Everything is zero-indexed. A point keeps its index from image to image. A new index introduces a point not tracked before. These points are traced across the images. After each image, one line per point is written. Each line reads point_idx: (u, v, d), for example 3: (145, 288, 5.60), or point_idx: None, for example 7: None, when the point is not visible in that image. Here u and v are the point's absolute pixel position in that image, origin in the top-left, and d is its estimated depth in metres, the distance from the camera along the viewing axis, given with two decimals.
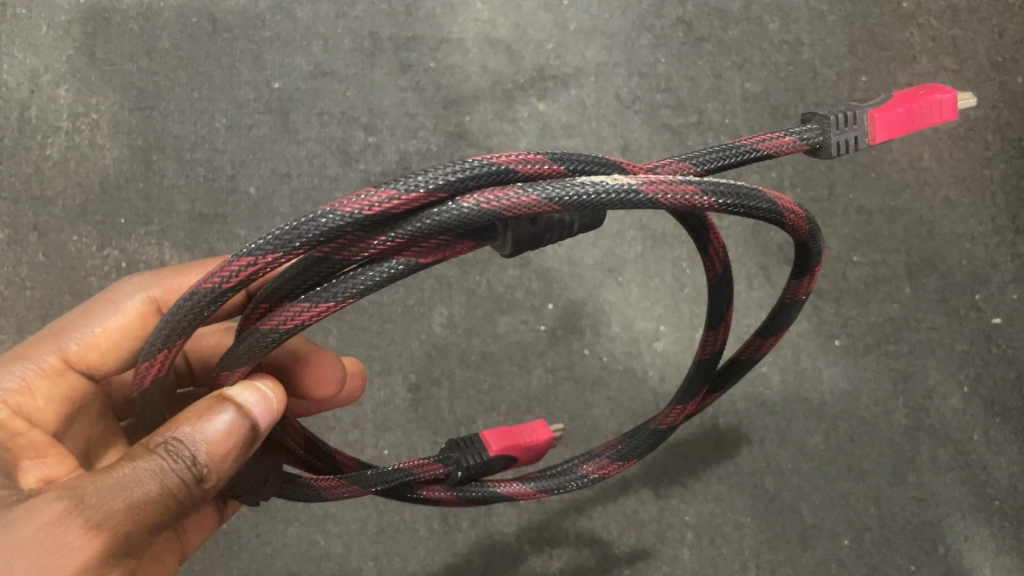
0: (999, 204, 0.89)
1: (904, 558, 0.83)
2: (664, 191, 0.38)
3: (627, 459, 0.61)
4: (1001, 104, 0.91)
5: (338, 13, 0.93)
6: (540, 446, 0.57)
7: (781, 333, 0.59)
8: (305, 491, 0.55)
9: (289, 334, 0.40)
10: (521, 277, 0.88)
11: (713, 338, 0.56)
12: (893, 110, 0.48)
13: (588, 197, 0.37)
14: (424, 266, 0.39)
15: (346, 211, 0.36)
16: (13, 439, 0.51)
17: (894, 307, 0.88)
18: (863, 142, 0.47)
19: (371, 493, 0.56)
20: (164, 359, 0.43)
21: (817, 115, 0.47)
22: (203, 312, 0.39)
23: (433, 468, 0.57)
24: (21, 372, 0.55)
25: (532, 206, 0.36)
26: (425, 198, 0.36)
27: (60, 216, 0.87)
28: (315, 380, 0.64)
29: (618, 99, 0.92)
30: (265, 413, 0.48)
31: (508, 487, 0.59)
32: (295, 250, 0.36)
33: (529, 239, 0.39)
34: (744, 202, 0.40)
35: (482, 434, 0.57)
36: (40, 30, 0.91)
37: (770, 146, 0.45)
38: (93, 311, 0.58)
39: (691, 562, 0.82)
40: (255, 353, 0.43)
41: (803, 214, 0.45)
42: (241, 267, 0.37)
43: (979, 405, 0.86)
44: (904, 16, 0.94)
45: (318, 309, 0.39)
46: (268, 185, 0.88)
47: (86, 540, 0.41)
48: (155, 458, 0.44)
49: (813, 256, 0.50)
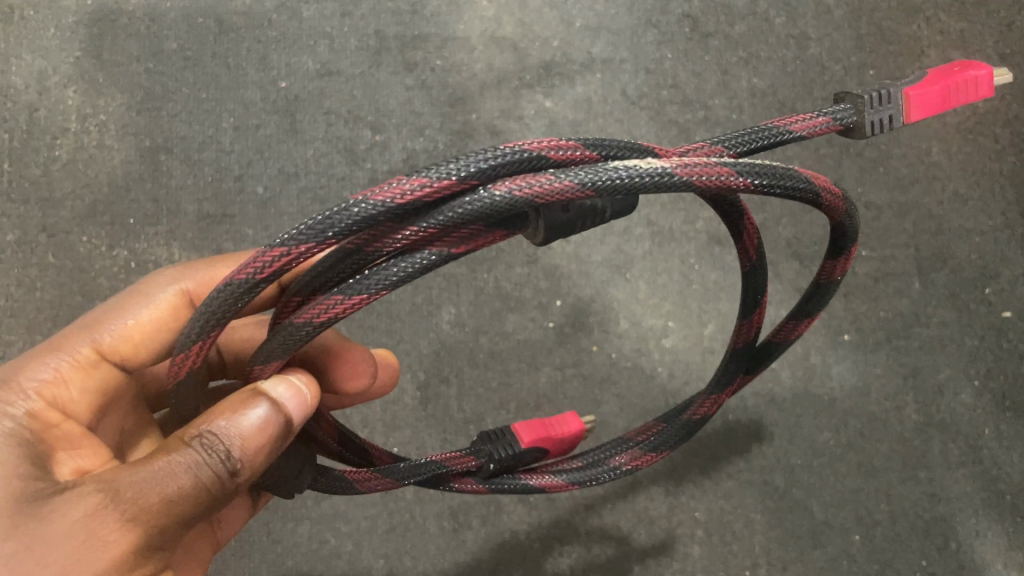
0: (1009, 198, 0.89)
1: (916, 554, 0.82)
2: (699, 174, 0.38)
3: (659, 450, 0.61)
4: (1010, 98, 0.91)
5: (343, 12, 0.93)
6: (570, 438, 0.58)
7: (815, 315, 0.58)
8: (338, 484, 0.56)
9: (322, 327, 0.40)
10: (529, 274, 0.87)
11: (748, 327, 0.56)
12: (929, 88, 0.48)
13: (622, 182, 0.36)
14: (455, 256, 0.39)
15: (377, 200, 0.36)
16: (48, 430, 0.50)
17: (903, 303, 0.87)
18: (898, 121, 0.47)
19: (405, 485, 0.56)
20: (198, 350, 0.43)
21: (850, 95, 0.47)
22: (236, 303, 0.39)
23: (463, 461, 0.57)
24: (54, 363, 0.54)
25: (565, 192, 0.36)
26: (457, 186, 0.36)
27: (69, 217, 0.87)
28: (349, 370, 0.64)
29: (624, 95, 0.92)
30: (299, 408, 0.48)
31: (539, 479, 0.59)
32: (328, 240, 0.36)
33: (561, 227, 0.39)
34: (778, 184, 0.40)
35: (513, 426, 0.58)
36: (48, 33, 0.91)
37: (802, 128, 0.45)
38: (125, 302, 0.58)
39: (702, 559, 0.82)
40: (288, 347, 0.43)
41: (840, 194, 0.44)
42: (272, 258, 0.37)
43: (989, 400, 0.86)
44: (911, 10, 0.93)
45: (350, 303, 0.39)
46: (276, 184, 0.88)
47: (122, 534, 0.42)
48: (190, 451, 0.44)
49: (850, 234, 0.50)
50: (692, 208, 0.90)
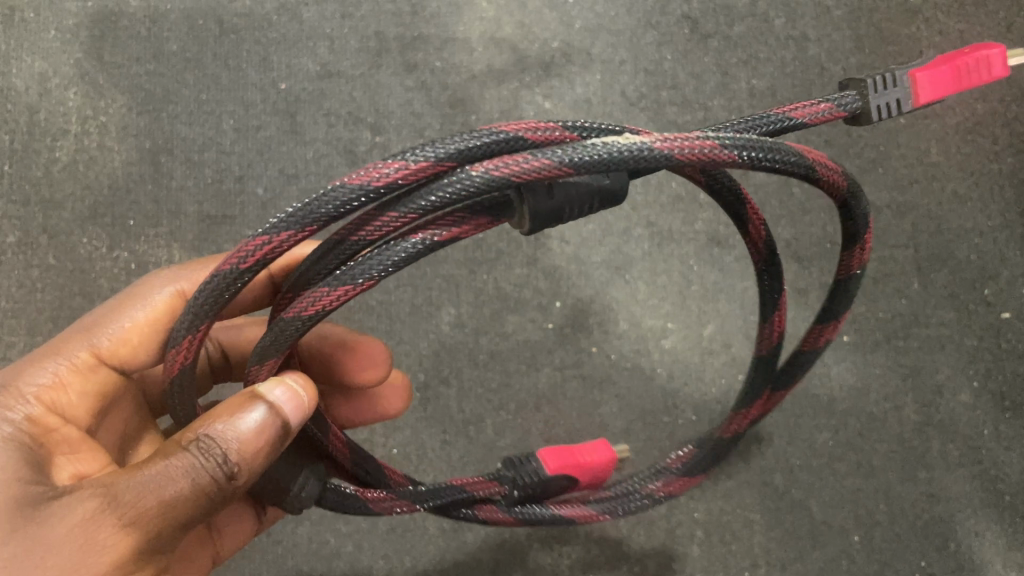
0: (1008, 198, 0.89)
1: (915, 554, 0.83)
2: (680, 148, 0.38)
3: (692, 474, 0.66)
4: (1010, 99, 0.91)
5: (344, 13, 0.93)
6: (601, 465, 0.58)
7: (842, 317, 0.59)
8: (354, 505, 0.56)
9: (312, 319, 0.43)
10: (529, 275, 0.88)
11: (769, 331, 0.57)
12: (938, 69, 0.48)
13: (600, 156, 0.37)
14: (437, 245, 0.41)
15: (355, 184, 0.38)
16: (47, 434, 0.50)
17: (902, 303, 0.88)
18: (908, 104, 0.48)
19: (424, 507, 0.57)
20: (190, 345, 0.45)
21: (855, 81, 0.48)
22: (224, 295, 0.41)
23: (487, 486, 0.58)
24: (53, 367, 0.55)
25: (541, 170, 0.37)
26: (432, 168, 0.38)
27: (70, 218, 0.88)
28: (361, 372, 0.66)
29: (624, 96, 0.92)
30: (296, 411, 0.48)
31: (570, 509, 0.61)
32: (309, 227, 0.39)
33: (546, 214, 0.39)
34: (767, 156, 0.40)
35: (538, 452, 0.58)
36: (49, 34, 0.92)
37: (803, 114, 0.46)
38: (122, 304, 0.58)
39: (701, 559, 0.82)
40: (280, 343, 0.45)
41: (839, 170, 0.45)
42: (256, 247, 0.39)
43: (988, 401, 0.86)
44: (911, 11, 0.93)
45: (337, 294, 0.41)
46: (277, 186, 0.88)
47: (120, 538, 0.42)
48: (187, 455, 0.44)
49: (860, 216, 0.49)
50: (691, 209, 0.90)
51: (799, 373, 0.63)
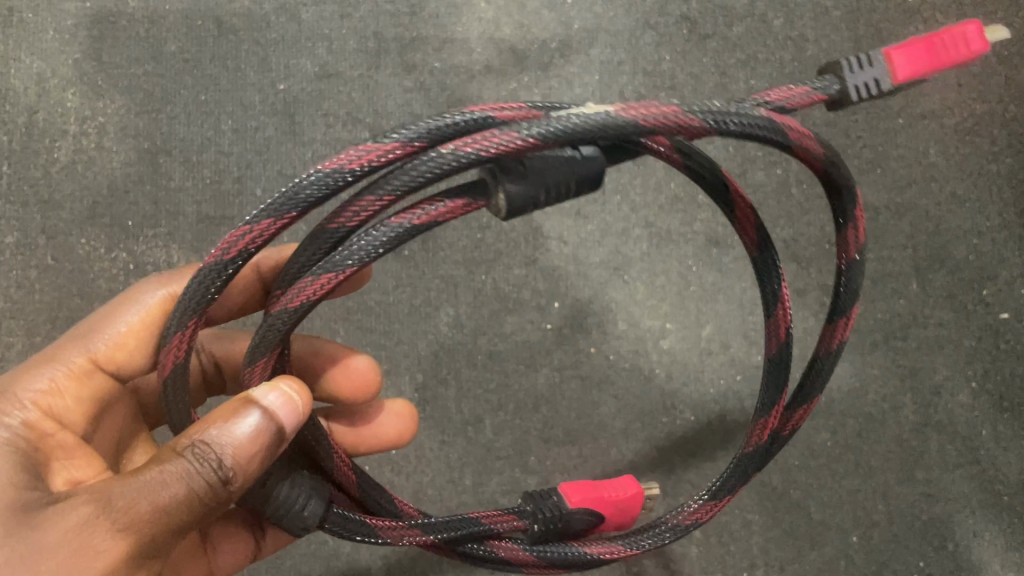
0: (1005, 199, 0.89)
1: (914, 554, 0.83)
2: (642, 112, 0.40)
3: (720, 498, 0.61)
4: (1008, 99, 0.91)
5: (342, 14, 0.93)
6: (629, 498, 0.59)
7: (851, 312, 0.57)
8: (356, 527, 0.56)
9: (300, 308, 0.45)
10: (527, 276, 0.88)
11: (776, 327, 0.56)
12: (911, 45, 0.48)
13: (567, 125, 0.39)
14: (414, 230, 0.42)
15: (328, 171, 0.40)
16: (42, 439, 0.51)
17: (900, 304, 0.88)
18: (885, 82, 0.48)
19: (437, 539, 0.58)
20: (180, 344, 0.46)
21: (833, 65, 0.49)
22: (211, 289, 0.43)
23: (507, 519, 0.59)
24: (49, 374, 0.55)
25: (511, 143, 0.38)
26: (403, 151, 0.40)
27: (69, 219, 0.88)
28: (347, 383, 0.68)
29: (622, 97, 0.92)
30: (291, 414, 0.47)
31: (596, 547, 0.59)
32: (288, 216, 0.41)
33: (520, 194, 0.40)
34: (733, 119, 0.42)
35: (559, 486, 0.59)
36: (47, 35, 0.92)
37: (782, 99, 0.47)
38: (116, 308, 0.58)
39: (700, 559, 0.82)
40: (271, 335, 0.47)
41: (817, 149, 0.47)
42: (239, 237, 0.41)
43: (986, 401, 0.86)
44: (909, 11, 0.93)
45: (322, 282, 0.43)
46: (275, 186, 0.88)
47: (112, 543, 0.42)
48: (181, 461, 0.44)
49: (846, 190, 0.51)
50: (690, 209, 0.90)
51: (814, 392, 0.60)
